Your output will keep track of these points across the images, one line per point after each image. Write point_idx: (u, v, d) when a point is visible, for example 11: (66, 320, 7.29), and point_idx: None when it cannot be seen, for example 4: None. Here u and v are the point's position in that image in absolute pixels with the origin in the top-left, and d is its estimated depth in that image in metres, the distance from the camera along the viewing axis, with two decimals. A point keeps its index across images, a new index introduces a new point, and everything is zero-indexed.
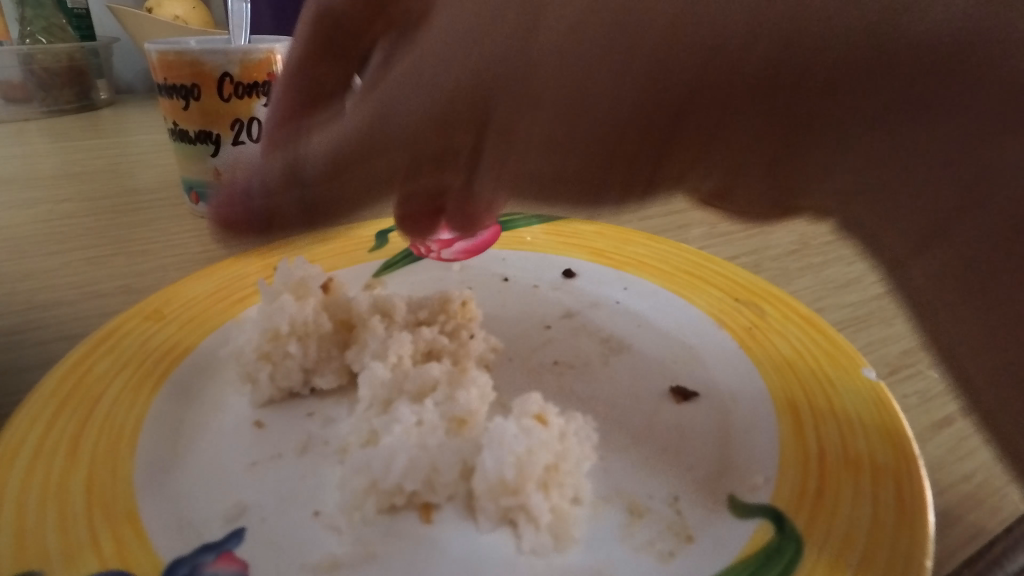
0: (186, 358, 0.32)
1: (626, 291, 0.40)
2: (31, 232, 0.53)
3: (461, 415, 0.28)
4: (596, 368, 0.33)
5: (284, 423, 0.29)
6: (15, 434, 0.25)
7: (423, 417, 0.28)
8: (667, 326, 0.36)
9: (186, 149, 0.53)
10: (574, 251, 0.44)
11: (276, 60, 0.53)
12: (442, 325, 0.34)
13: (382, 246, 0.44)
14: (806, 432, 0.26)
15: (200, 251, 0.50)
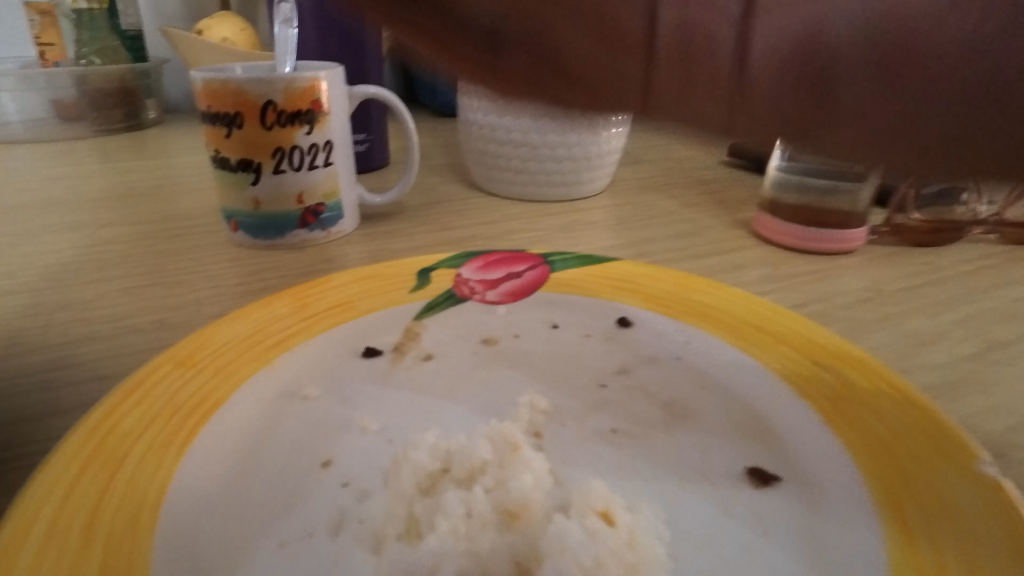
0: (216, 412, 0.29)
1: (687, 343, 0.37)
2: (72, 258, 0.53)
3: (512, 507, 0.28)
4: (656, 440, 0.30)
5: (314, 496, 0.26)
6: (30, 506, 0.23)
7: (474, 508, 0.28)
8: (732, 392, 0.33)
9: (227, 176, 0.52)
10: (626, 297, 0.41)
11: (320, 88, 0.52)
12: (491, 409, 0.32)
13: (423, 285, 0.42)
14: (917, 540, 0.22)
15: (236, 283, 0.48)
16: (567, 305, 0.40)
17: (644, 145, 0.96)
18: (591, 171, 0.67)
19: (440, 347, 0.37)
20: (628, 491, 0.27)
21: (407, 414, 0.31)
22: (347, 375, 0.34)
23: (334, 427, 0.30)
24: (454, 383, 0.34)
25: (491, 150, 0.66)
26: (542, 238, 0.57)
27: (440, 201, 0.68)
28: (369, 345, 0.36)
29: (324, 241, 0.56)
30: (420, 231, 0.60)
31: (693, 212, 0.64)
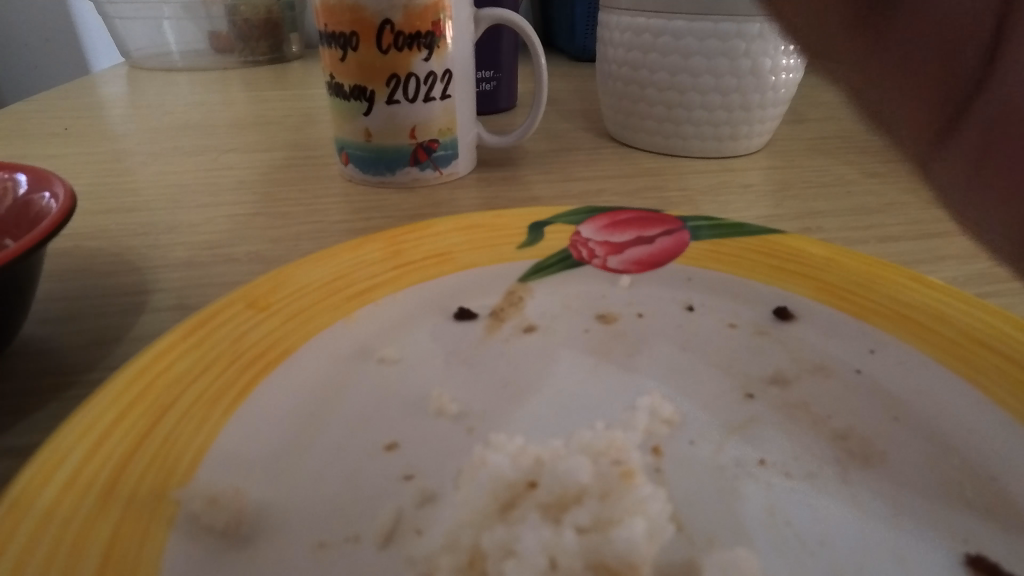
0: (276, 369, 0.25)
1: (874, 354, 0.27)
2: (192, 180, 0.52)
3: (610, 562, 0.21)
4: (824, 491, 0.22)
5: (369, 488, 0.21)
6: (56, 448, 0.20)
7: (558, 552, 0.21)
8: (948, 432, 0.23)
9: (340, 104, 0.48)
10: (790, 281, 0.31)
11: (443, 8, 0.46)
12: (598, 410, 0.25)
13: (534, 242, 0.35)
14: None
15: (338, 220, 0.45)
16: (709, 285, 0.32)
17: (813, 102, 0.81)
18: (750, 125, 0.55)
19: (546, 319, 0.30)
20: (785, 569, 0.19)
21: (494, 399, 0.25)
22: (432, 338, 0.29)
23: (407, 403, 0.25)
24: (560, 366, 0.27)
25: (631, 92, 0.57)
26: (681, 199, 0.48)
27: (567, 148, 0.61)
28: (462, 307, 0.31)
29: (435, 183, 0.52)
30: (540, 179, 0.53)
31: (879, 183, 0.52)
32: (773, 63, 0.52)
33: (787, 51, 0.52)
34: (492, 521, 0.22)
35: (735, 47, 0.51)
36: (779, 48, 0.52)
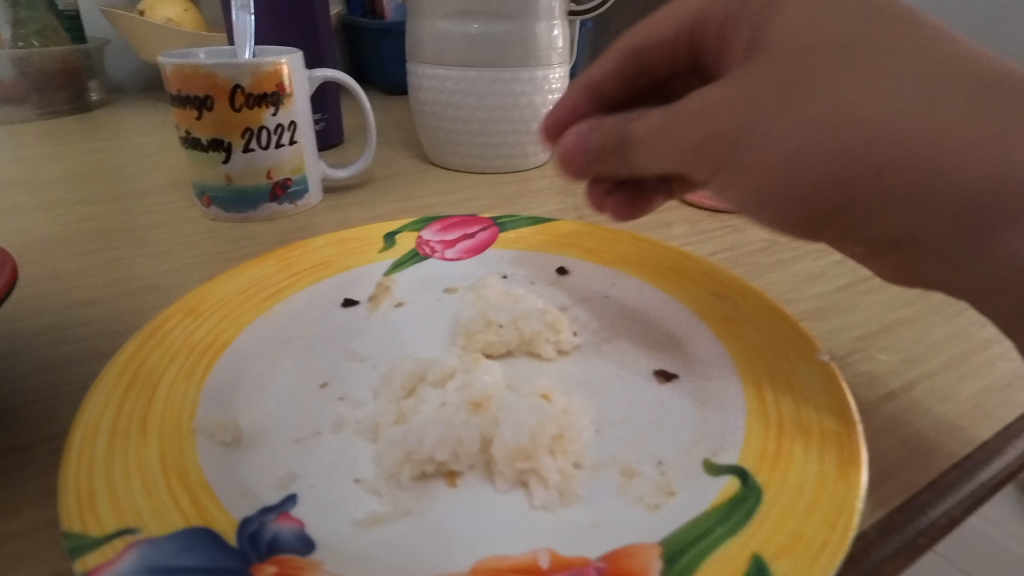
0: (225, 352, 0.35)
1: (614, 284, 0.45)
2: (53, 235, 0.56)
3: (478, 400, 0.33)
4: (590, 356, 0.37)
5: (317, 405, 0.33)
6: (91, 417, 0.28)
7: (448, 399, 0.33)
8: (652, 317, 0.41)
9: (199, 155, 0.56)
10: (566, 251, 0.48)
11: (283, 71, 0.56)
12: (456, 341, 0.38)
13: (391, 247, 0.48)
14: (769, 407, 0.31)
15: (216, 251, 0.53)
16: (516, 260, 0.48)
17: None
18: (535, 144, 0.73)
19: (410, 296, 0.43)
20: (568, 390, 0.34)
21: (387, 347, 0.38)
22: (331, 319, 0.40)
23: (327, 358, 0.37)
24: (427, 322, 0.40)
25: (443, 127, 0.72)
26: (493, 205, 0.64)
27: (398, 174, 0.74)
28: (347, 297, 0.43)
29: (293, 213, 0.61)
30: (381, 201, 0.66)
31: None
32: (543, 98, 0.70)
33: (551, 89, 0.70)
34: (403, 397, 0.33)
35: (515, 89, 0.68)
36: (544, 88, 0.70)
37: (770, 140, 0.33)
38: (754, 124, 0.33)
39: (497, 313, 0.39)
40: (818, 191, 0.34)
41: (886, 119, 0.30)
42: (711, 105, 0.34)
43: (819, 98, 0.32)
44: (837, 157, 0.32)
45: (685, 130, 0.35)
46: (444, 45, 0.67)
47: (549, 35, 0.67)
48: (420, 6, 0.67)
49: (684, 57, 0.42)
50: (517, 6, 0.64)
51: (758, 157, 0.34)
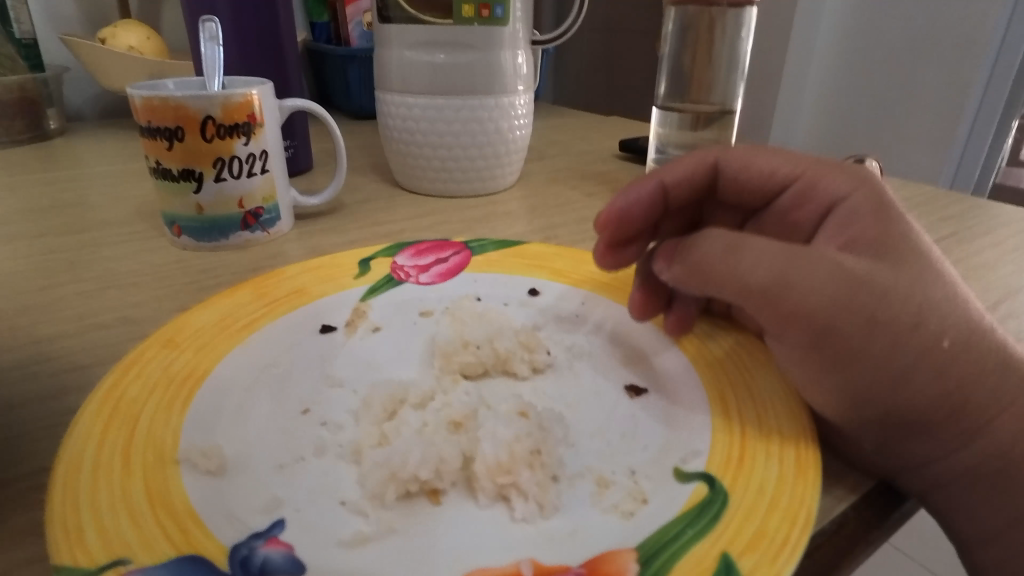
0: (205, 381, 0.36)
1: (583, 303, 0.47)
2: (17, 268, 0.55)
3: (457, 419, 0.35)
4: (562, 372, 0.39)
5: (298, 430, 0.33)
6: (72, 452, 0.29)
7: (427, 421, 0.35)
8: (619, 331, 0.43)
9: (169, 185, 0.57)
10: (536, 271, 0.50)
11: (254, 102, 0.57)
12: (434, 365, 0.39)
13: (366, 272, 0.49)
14: (732, 416, 0.33)
15: (188, 281, 0.53)
16: (488, 281, 0.50)
17: (551, 141, 1.06)
18: (502, 168, 0.76)
19: (385, 320, 0.44)
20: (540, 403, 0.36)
21: (365, 371, 0.39)
22: (309, 344, 0.41)
23: (307, 384, 0.37)
24: (404, 345, 0.42)
25: (412, 152, 0.73)
26: (463, 228, 0.66)
27: (368, 199, 0.75)
28: (324, 323, 0.44)
29: (265, 240, 0.62)
30: (352, 227, 0.67)
31: (593, 200, 0.75)
32: (509, 123, 0.73)
33: (517, 114, 0.73)
34: (382, 420, 0.34)
35: (482, 115, 0.70)
36: (510, 113, 0.72)
37: (808, 294, 0.31)
38: (797, 268, 0.31)
39: (472, 332, 0.40)
40: (861, 372, 0.32)
41: (886, 277, 0.32)
42: (770, 252, 0.32)
43: (831, 258, 0.32)
44: (860, 329, 0.31)
45: (751, 272, 0.32)
46: (410, 74, 0.68)
47: (512, 63, 0.70)
48: (386, 35, 0.68)
49: (707, 187, 0.47)
50: (482, 36, 0.66)
51: (793, 311, 0.31)
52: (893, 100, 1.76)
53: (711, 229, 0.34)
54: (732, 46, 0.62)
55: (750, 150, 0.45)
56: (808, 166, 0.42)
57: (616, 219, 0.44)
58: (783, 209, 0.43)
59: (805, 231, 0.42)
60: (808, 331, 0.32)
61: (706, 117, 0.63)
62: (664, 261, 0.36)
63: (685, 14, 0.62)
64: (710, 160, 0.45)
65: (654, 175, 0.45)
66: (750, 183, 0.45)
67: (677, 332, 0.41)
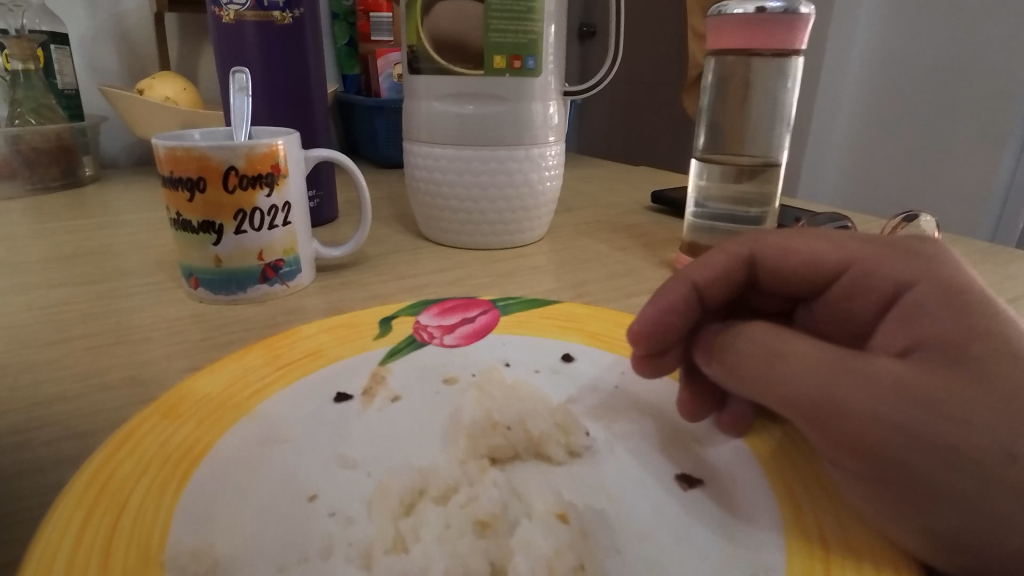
0: (205, 458, 0.32)
1: (622, 373, 0.43)
2: (27, 321, 0.53)
3: (484, 518, 0.30)
4: (603, 457, 0.34)
5: (304, 523, 0.29)
6: (45, 550, 0.25)
7: (450, 520, 0.29)
8: (664, 408, 0.39)
9: (188, 237, 0.55)
10: (570, 335, 0.47)
11: (278, 152, 0.55)
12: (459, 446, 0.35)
13: (387, 332, 0.46)
14: (808, 525, 0.29)
15: (200, 337, 0.51)
16: (517, 345, 0.46)
17: (579, 192, 1.04)
18: (531, 220, 0.73)
19: (405, 388, 0.41)
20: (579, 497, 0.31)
21: (381, 450, 0.35)
22: (323, 416, 0.37)
23: (318, 464, 0.33)
24: (426, 419, 0.37)
25: (438, 204, 0.71)
26: (489, 283, 0.62)
27: (392, 250, 0.73)
28: (339, 390, 0.40)
29: (284, 294, 0.59)
30: (374, 280, 0.64)
31: (625, 255, 0.71)
32: (539, 175, 0.70)
33: (547, 165, 0.70)
34: (399, 515, 0.30)
35: (511, 166, 0.68)
36: (540, 164, 0.70)
37: (860, 419, 0.25)
38: (845, 387, 0.26)
39: (503, 413, 0.37)
40: (940, 514, 0.25)
41: (964, 398, 0.25)
42: (814, 364, 0.27)
43: (890, 371, 0.26)
44: (931, 462, 0.25)
45: (794, 388, 0.27)
46: (439, 125, 0.67)
47: (544, 113, 0.68)
48: (415, 87, 0.67)
49: (748, 283, 0.37)
50: (513, 87, 0.64)
51: (846, 437, 0.26)
52: (926, 152, 1.71)
53: (751, 324, 0.30)
54: (774, 96, 0.58)
55: (786, 236, 0.36)
56: (860, 250, 0.33)
57: (652, 332, 0.34)
58: (835, 300, 0.34)
59: (865, 325, 0.33)
60: (866, 460, 0.26)
61: (749, 169, 0.59)
62: (703, 356, 0.32)
63: (723, 65, 0.59)
64: (743, 254, 0.35)
65: (680, 275, 0.35)
66: (796, 276, 0.35)
67: (733, 434, 0.36)
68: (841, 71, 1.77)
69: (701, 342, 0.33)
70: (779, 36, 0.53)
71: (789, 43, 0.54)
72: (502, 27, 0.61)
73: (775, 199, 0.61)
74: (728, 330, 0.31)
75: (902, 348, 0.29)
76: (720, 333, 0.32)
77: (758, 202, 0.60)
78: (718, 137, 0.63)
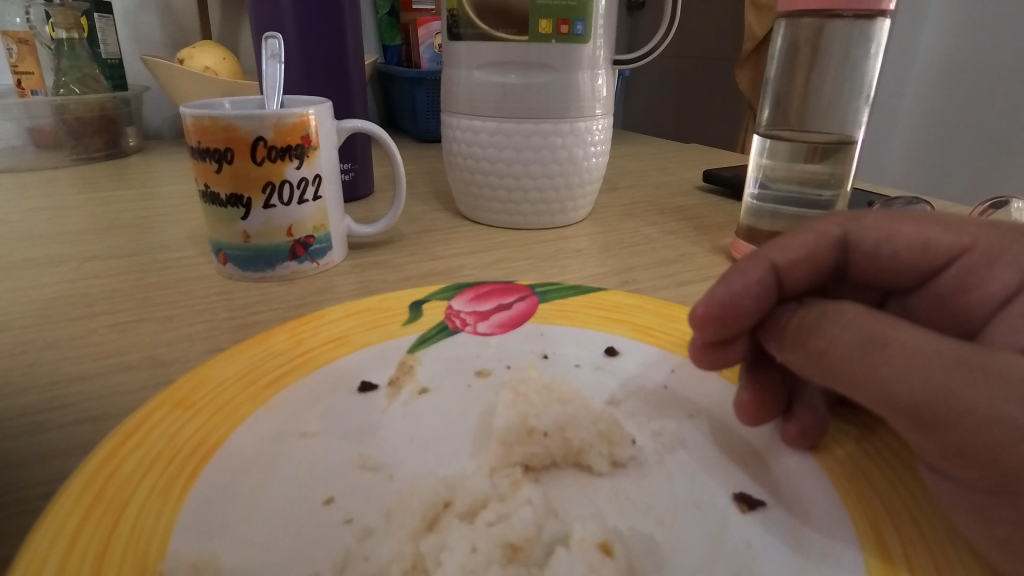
0: (215, 455, 0.29)
1: (673, 372, 0.38)
2: (58, 294, 0.52)
3: (515, 541, 0.26)
4: (651, 470, 0.30)
5: (318, 532, 0.27)
6: (35, 555, 0.23)
7: (477, 543, 0.26)
8: (721, 413, 0.35)
9: (216, 211, 0.52)
10: (615, 327, 0.42)
11: (309, 122, 0.52)
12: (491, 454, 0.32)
13: (417, 318, 0.43)
14: (895, 562, 0.24)
15: (226, 317, 0.49)
16: (556, 336, 0.42)
17: (624, 170, 0.99)
18: (574, 200, 0.68)
19: (435, 380, 0.37)
20: (622, 522, 0.27)
21: (405, 451, 0.32)
22: (345, 409, 0.34)
23: (337, 465, 0.30)
24: (455, 416, 0.34)
25: (476, 180, 0.67)
26: (528, 267, 0.58)
27: (427, 229, 0.70)
28: (364, 380, 0.37)
29: (314, 272, 0.57)
30: (407, 261, 0.61)
31: (675, 239, 0.66)
32: (584, 151, 0.65)
33: (594, 141, 0.65)
34: (423, 533, 0.27)
35: (554, 141, 0.64)
36: (586, 139, 0.65)
37: (984, 424, 0.20)
38: (967, 385, 0.20)
39: (539, 418, 0.33)
40: None
41: None
42: (927, 355, 0.21)
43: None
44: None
45: (900, 383, 0.22)
46: (479, 96, 0.63)
47: (591, 84, 0.63)
48: (455, 55, 0.63)
49: (834, 271, 0.31)
50: (559, 55, 0.60)
51: (962, 442, 0.21)
52: (1000, 135, 1.54)
53: (845, 304, 0.24)
54: (852, 65, 0.52)
55: (888, 216, 0.31)
56: (980, 234, 0.28)
57: (720, 317, 0.29)
58: (943, 293, 0.29)
59: (977, 322, 0.29)
60: (987, 473, 0.21)
61: (822, 148, 0.53)
62: (776, 340, 0.28)
63: (796, 28, 0.52)
64: (835, 233, 0.30)
65: (757, 255, 0.30)
66: (897, 264, 0.30)
67: (800, 446, 0.31)
68: (911, 44, 1.64)
69: (774, 325, 0.28)
70: None
71: (876, 4, 0.46)
72: None
73: (848, 181, 0.55)
74: (812, 310, 0.26)
75: None
76: (798, 314, 0.27)
77: (829, 184, 0.54)
78: (784, 109, 0.57)
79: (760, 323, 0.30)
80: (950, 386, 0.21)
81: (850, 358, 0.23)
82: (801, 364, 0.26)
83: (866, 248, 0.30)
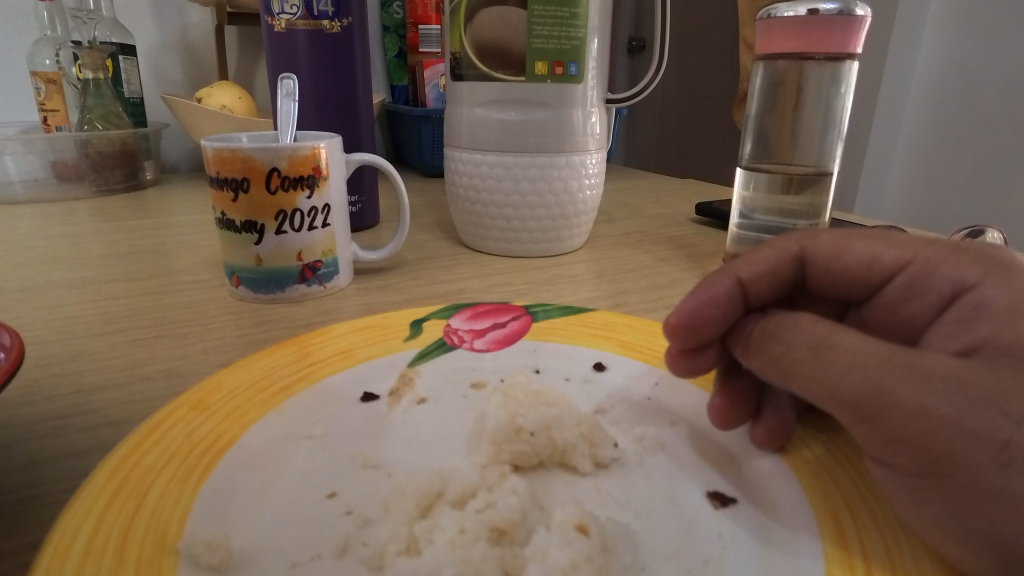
0: (228, 453, 0.32)
1: (656, 384, 0.41)
2: (81, 314, 0.55)
3: (502, 524, 0.29)
4: (631, 470, 0.33)
5: (322, 518, 0.29)
6: (67, 531, 0.25)
7: (466, 525, 0.29)
8: (700, 421, 0.37)
9: (232, 236, 0.56)
10: (604, 344, 0.45)
11: (320, 154, 0.56)
12: (484, 455, 0.34)
13: (417, 334, 0.46)
14: (852, 550, 0.26)
15: (238, 335, 0.51)
16: (549, 352, 0.45)
17: (622, 203, 1.03)
18: (570, 229, 0.72)
19: (433, 391, 0.40)
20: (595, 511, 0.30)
21: (406, 450, 0.34)
22: (348, 416, 0.37)
23: (340, 463, 0.33)
24: (450, 422, 0.37)
25: (478, 210, 0.71)
26: (525, 291, 0.61)
27: (430, 256, 0.73)
28: (367, 390, 0.39)
29: (321, 295, 0.60)
30: (410, 285, 0.64)
31: (667, 266, 0.69)
32: (579, 183, 0.69)
33: (588, 173, 0.69)
34: (415, 518, 0.29)
35: (551, 173, 0.67)
36: (581, 172, 0.69)
37: (912, 414, 0.23)
38: (897, 380, 0.23)
39: (527, 418, 0.35)
40: (995, 521, 0.23)
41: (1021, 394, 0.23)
42: (865, 356, 0.24)
43: (944, 366, 0.23)
44: (992, 462, 0.22)
45: (842, 380, 0.24)
46: (480, 131, 0.67)
47: (585, 121, 0.67)
48: (458, 94, 0.67)
49: (794, 283, 0.34)
50: (554, 93, 0.64)
51: (895, 432, 0.23)
52: (995, 169, 1.58)
53: (799, 314, 0.27)
54: (826, 104, 0.55)
55: (840, 235, 0.34)
56: (919, 249, 0.31)
57: (690, 325, 0.32)
58: (888, 303, 0.32)
59: (920, 328, 0.31)
60: (917, 459, 0.23)
61: (799, 180, 0.57)
62: (742, 347, 0.30)
63: (774, 70, 0.56)
64: (793, 250, 0.34)
65: (725, 270, 0.33)
66: (848, 277, 0.33)
67: (769, 447, 0.33)
68: (901, 84, 1.71)
69: (739, 332, 0.31)
70: (833, 39, 0.51)
71: (844, 46, 0.51)
72: (545, 33, 0.61)
73: (826, 212, 0.58)
74: (772, 318, 0.28)
75: (961, 350, 0.27)
76: (761, 323, 0.29)
77: (808, 215, 0.57)
78: (767, 145, 0.60)
79: (729, 331, 0.33)
80: (885, 383, 0.23)
81: (805, 361, 0.25)
82: (762, 367, 0.28)
83: (823, 262, 0.33)
